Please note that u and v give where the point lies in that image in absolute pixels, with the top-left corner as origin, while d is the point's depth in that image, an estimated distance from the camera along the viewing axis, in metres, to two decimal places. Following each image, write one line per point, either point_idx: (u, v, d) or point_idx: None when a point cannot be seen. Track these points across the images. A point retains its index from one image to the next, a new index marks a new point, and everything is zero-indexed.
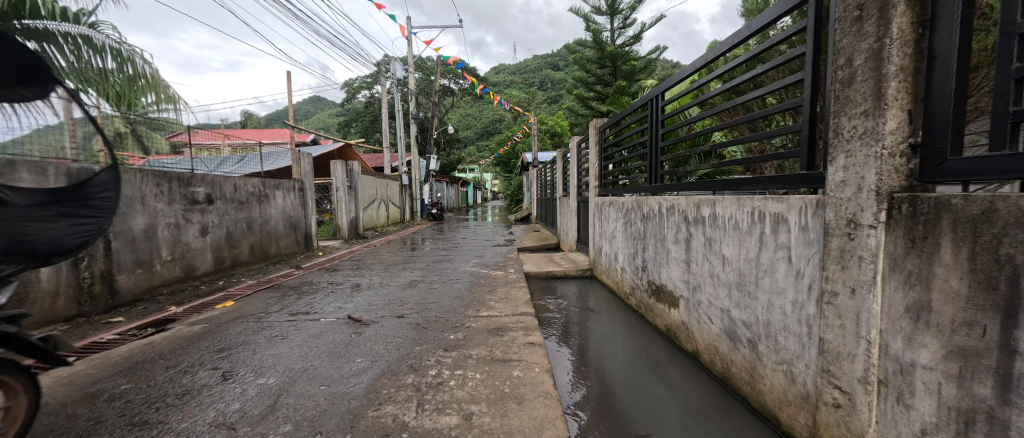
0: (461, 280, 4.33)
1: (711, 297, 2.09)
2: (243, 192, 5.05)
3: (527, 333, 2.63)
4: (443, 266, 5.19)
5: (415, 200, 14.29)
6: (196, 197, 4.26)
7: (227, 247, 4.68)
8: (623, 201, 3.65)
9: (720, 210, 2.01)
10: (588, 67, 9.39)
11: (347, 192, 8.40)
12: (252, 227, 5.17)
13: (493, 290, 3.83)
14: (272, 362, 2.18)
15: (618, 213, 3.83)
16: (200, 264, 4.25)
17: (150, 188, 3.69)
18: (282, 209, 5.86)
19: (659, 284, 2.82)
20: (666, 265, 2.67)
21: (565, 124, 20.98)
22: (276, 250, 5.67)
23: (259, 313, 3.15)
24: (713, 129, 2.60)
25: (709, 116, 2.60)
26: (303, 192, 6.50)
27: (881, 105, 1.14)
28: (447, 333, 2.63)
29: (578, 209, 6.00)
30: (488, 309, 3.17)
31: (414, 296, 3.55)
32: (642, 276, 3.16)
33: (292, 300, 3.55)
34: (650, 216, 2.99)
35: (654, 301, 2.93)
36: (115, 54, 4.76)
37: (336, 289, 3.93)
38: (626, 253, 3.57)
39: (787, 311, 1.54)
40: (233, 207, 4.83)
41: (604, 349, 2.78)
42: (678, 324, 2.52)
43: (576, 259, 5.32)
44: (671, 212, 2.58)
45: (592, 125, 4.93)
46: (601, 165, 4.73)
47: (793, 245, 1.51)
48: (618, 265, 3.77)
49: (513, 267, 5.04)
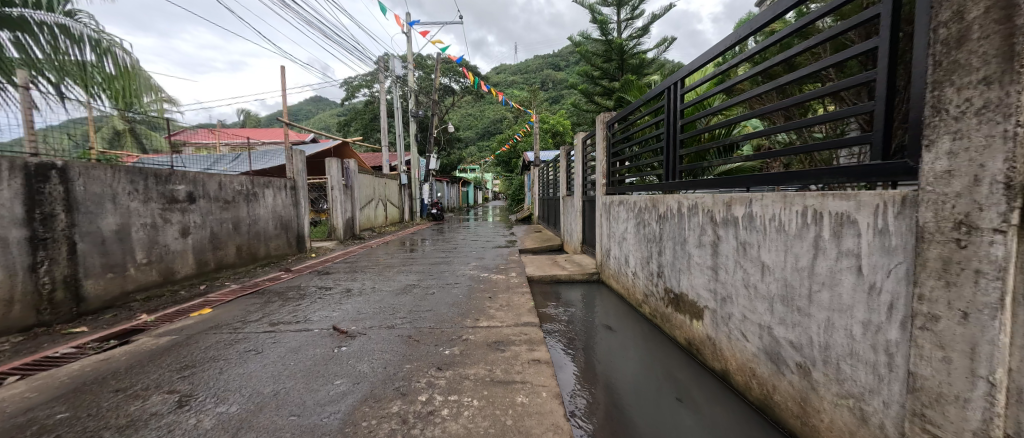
0: (460, 284, 4.05)
1: (747, 310, 1.80)
2: (229, 191, 4.78)
3: (532, 347, 2.34)
4: (440, 269, 4.91)
5: (414, 201, 13.95)
6: (176, 195, 3.97)
7: (210, 249, 4.40)
8: (635, 200, 3.35)
9: (759, 209, 1.72)
10: (593, 62, 9.09)
11: (343, 191, 8.12)
12: (239, 228, 4.89)
13: (492, 297, 3.55)
14: (238, 384, 1.90)
15: (628, 213, 3.54)
16: (180, 268, 3.97)
17: (123, 185, 3.41)
18: (272, 208, 5.58)
19: (678, 293, 2.53)
20: (687, 272, 2.38)
21: (567, 123, 20.68)
22: (265, 252, 5.40)
23: (237, 322, 2.87)
24: (741, 118, 2.31)
25: (735, 103, 2.30)
26: (296, 191, 6.23)
27: (1012, 68, 0.84)
28: (441, 347, 2.35)
29: (583, 209, 5.70)
30: (488, 319, 2.88)
31: (407, 303, 3.26)
32: (658, 282, 2.87)
33: (275, 307, 3.27)
34: (667, 217, 2.70)
35: (671, 311, 2.64)
36: (94, 44, 4.47)
37: (324, 295, 3.65)
38: (637, 257, 3.28)
39: (857, 334, 1.24)
40: (218, 206, 4.55)
41: (614, 362, 2.50)
42: (702, 339, 2.23)
43: (582, 262, 5.03)
44: (694, 212, 2.29)
45: (599, 120, 4.62)
46: (610, 162, 4.43)
47: (867, 253, 1.21)
48: (629, 270, 3.48)
49: (515, 271, 4.75)
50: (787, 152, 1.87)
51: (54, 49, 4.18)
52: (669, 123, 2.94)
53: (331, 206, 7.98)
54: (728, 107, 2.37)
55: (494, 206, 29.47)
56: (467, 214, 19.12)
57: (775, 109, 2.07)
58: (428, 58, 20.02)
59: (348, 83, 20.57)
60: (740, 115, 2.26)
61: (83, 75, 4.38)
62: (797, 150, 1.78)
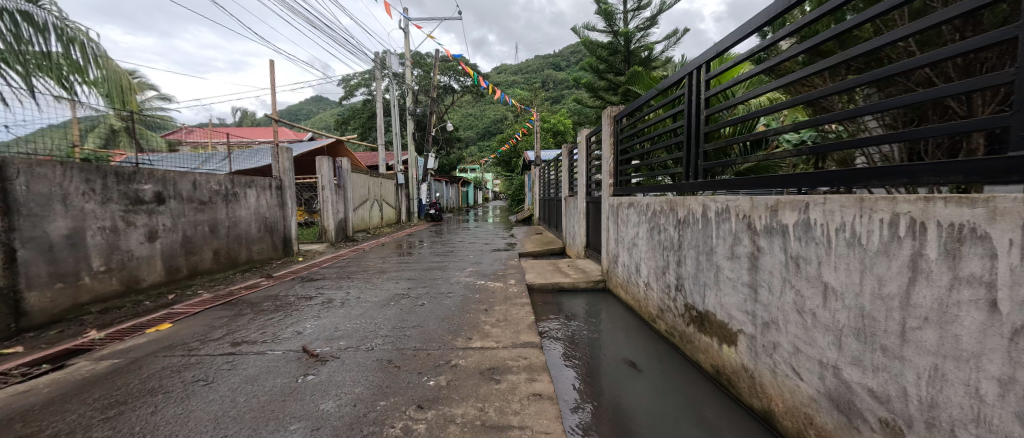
0: (453, 294, 3.69)
1: (801, 343, 1.44)
2: (206, 191, 4.43)
3: (532, 377, 1.98)
4: (433, 275, 4.55)
5: (412, 199, 13.78)
6: (142, 195, 3.63)
7: (182, 254, 4.05)
8: (647, 201, 2.99)
9: (820, 216, 1.36)
10: (598, 55, 8.69)
11: (334, 191, 7.76)
12: (217, 231, 4.54)
13: (488, 309, 3.19)
14: (169, 429, 1.54)
15: (639, 216, 3.18)
16: (146, 275, 3.62)
17: (76, 184, 3.07)
18: (254, 209, 5.23)
19: (702, 311, 2.17)
20: (715, 287, 2.02)
21: (569, 121, 20.28)
22: (247, 257, 5.04)
23: (194, 341, 2.50)
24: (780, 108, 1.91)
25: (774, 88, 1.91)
26: (282, 191, 5.87)
27: None
28: (425, 376, 1.99)
29: (587, 211, 5.33)
30: (482, 338, 2.52)
31: (392, 318, 2.89)
32: (676, 296, 2.51)
33: (244, 322, 2.91)
34: (687, 222, 2.34)
35: (694, 332, 2.27)
36: (58, 34, 4.08)
37: (302, 307, 3.29)
38: (650, 266, 2.92)
39: (989, 395, 0.89)
40: (191, 208, 4.20)
41: (623, 388, 2.13)
42: (734, 368, 1.88)
43: (586, 268, 4.67)
44: (725, 217, 1.93)
45: (606, 114, 4.25)
46: (618, 160, 4.05)
47: (1009, 284, 0.85)
48: (641, 281, 3.12)
49: (514, 278, 4.38)
50: (849, 145, 1.50)
51: (17, 38, 3.76)
52: (690, 115, 2.57)
53: (322, 207, 7.63)
54: (762, 93, 2.00)
55: (493, 207, 29.07)
56: (466, 215, 18.78)
57: (826, 94, 1.68)
58: (427, 56, 19.64)
59: (345, 81, 20.17)
60: (778, 103, 1.88)
61: (58, 72, 4.08)
62: (865, 141, 1.42)
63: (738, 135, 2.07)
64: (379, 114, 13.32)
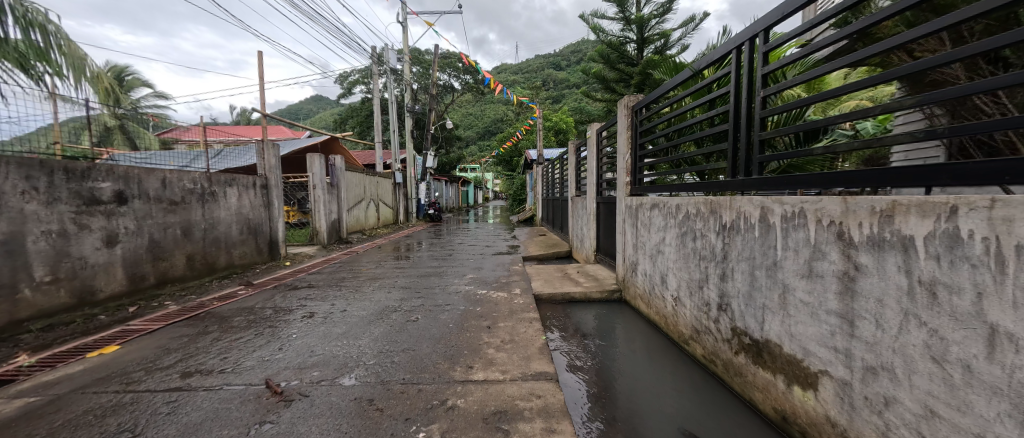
0: (451, 307, 3.26)
1: (944, 407, 1.01)
2: (178, 190, 4.01)
3: (549, 427, 1.55)
4: (430, 284, 4.11)
5: (410, 199, 13.38)
6: (99, 194, 3.21)
7: (149, 260, 3.63)
8: (678, 202, 2.56)
9: (983, 226, 0.93)
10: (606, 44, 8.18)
11: (326, 190, 7.33)
12: (191, 234, 4.12)
13: (492, 327, 2.76)
14: None
15: (666, 219, 2.74)
16: (103, 286, 3.19)
17: (13, 181, 2.65)
18: (235, 209, 4.80)
19: (760, 339, 1.74)
20: (782, 312, 1.60)
21: (572, 120, 19.84)
22: (226, 262, 4.61)
23: (137, 371, 2.07)
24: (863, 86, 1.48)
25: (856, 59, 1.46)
26: (268, 190, 5.44)
27: None
28: (413, 424, 1.57)
29: (598, 212, 4.90)
30: (484, 367, 2.09)
31: (379, 340, 2.46)
32: (718, 317, 2.07)
33: (205, 343, 2.48)
34: (737, 227, 1.91)
35: (746, 365, 1.85)
36: (16, 16, 3.61)
37: (277, 323, 2.86)
38: (682, 279, 2.49)
39: None
40: (160, 209, 3.77)
41: (660, 432, 1.70)
42: (813, 420, 1.45)
43: (598, 275, 4.23)
44: (801, 223, 1.49)
45: (623, 104, 3.78)
46: (637, 155, 3.60)
47: None
48: (669, 295, 2.69)
49: (519, 287, 3.95)
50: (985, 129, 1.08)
51: None
52: (734, 100, 2.10)
53: (314, 207, 7.20)
54: (840, 66, 1.53)
55: (493, 206, 28.61)
56: (466, 215, 18.33)
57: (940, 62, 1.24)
58: (426, 52, 19.15)
59: (342, 77, 19.66)
60: (866, 78, 1.42)
61: (22, 60, 3.68)
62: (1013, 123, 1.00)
63: (805, 121, 1.62)
64: (377, 110, 12.87)
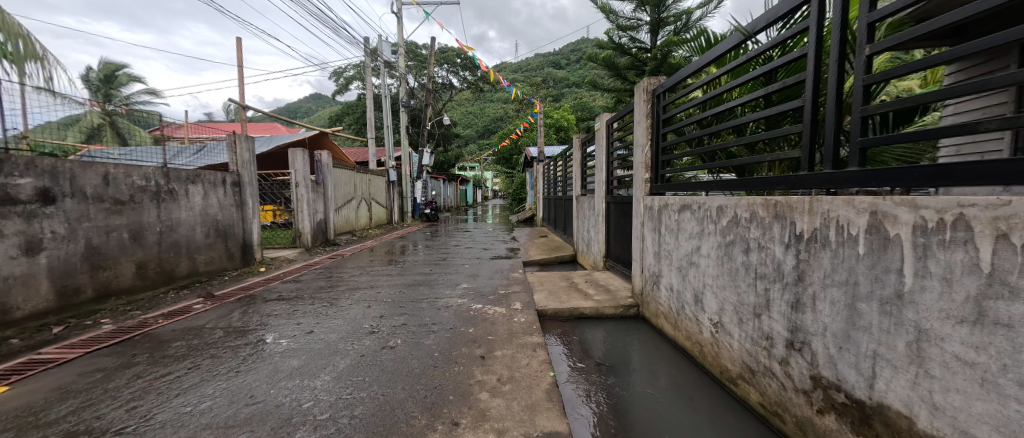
0: (439, 327, 2.73)
1: None
2: (126, 188, 3.47)
3: None
4: (417, 296, 3.58)
5: (405, 199, 12.72)
6: (13, 193, 2.67)
7: (86, 270, 3.09)
8: (721, 203, 2.02)
9: None
10: (616, 28, 7.57)
11: (310, 187, 6.77)
12: (143, 239, 3.58)
13: (486, 357, 2.22)
14: None
15: (703, 224, 2.21)
16: (20, 303, 2.66)
17: None
18: (199, 210, 4.26)
19: (868, 402, 1.22)
20: (916, 369, 1.07)
21: (574, 118, 19.31)
22: (188, 270, 4.08)
23: (4, 432, 1.54)
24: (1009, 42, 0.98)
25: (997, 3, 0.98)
26: (240, 188, 4.91)
27: None
28: None
29: (609, 213, 4.37)
30: (474, 426, 1.55)
31: (340, 380, 1.92)
32: (788, 359, 1.55)
33: (119, 383, 1.95)
34: (822, 239, 1.38)
35: (839, 433, 1.32)
36: None
37: (221, 352, 2.33)
38: (727, 302, 1.95)
39: None
40: (101, 209, 3.23)
41: None
42: None
43: (610, 286, 3.70)
44: (964, 239, 0.96)
45: (642, 88, 3.22)
46: (657, 148, 3.05)
47: None
48: (706, 319, 2.16)
49: (520, 300, 3.42)
50: None
51: None
52: (812, 64, 1.55)
53: (296, 207, 6.65)
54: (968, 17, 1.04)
55: (493, 206, 28.03)
56: (466, 215, 17.76)
57: None
58: (422, 47, 18.59)
59: (337, 73, 19.13)
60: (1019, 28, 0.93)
61: None
62: None
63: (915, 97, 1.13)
64: (370, 105, 12.28)
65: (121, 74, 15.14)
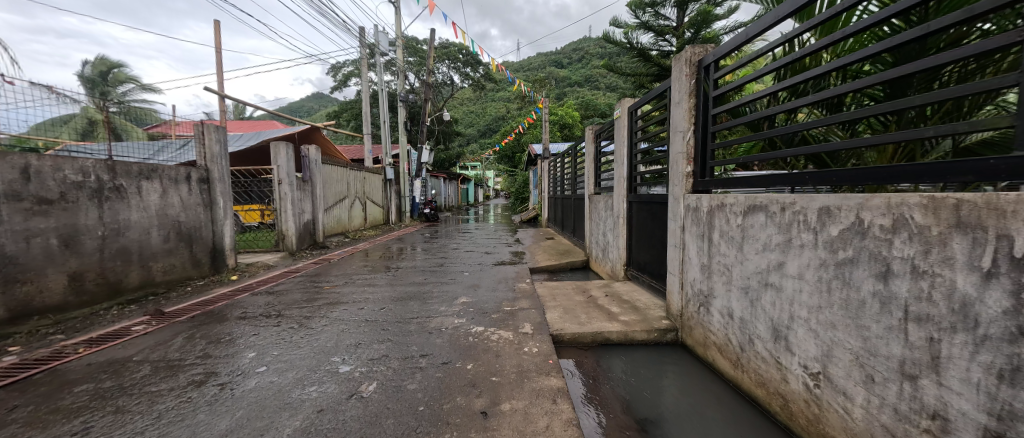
0: (429, 362, 2.12)
1: None
2: (56, 184, 2.89)
3: None
4: (404, 315, 2.97)
5: (403, 198, 12.12)
6: None
7: None
8: (829, 203, 1.40)
9: None
10: (635, 6, 6.99)
11: (293, 185, 6.17)
12: (78, 245, 2.99)
13: (489, 414, 1.62)
14: None
15: (792, 232, 1.58)
16: None
17: None
18: (157, 210, 3.68)
19: None
20: None
21: (576, 114, 18.58)
22: (141, 279, 3.50)
23: None
24: None
25: None
26: (209, 184, 4.32)
27: None
28: None
29: (631, 214, 3.75)
30: None
31: None
32: None
33: None
34: None
35: None
36: None
37: (131, 402, 1.73)
38: (842, 349, 1.34)
39: None
40: (18, 210, 2.66)
41: None
42: None
43: (637, 303, 3.09)
44: None
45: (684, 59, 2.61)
46: (705, 133, 2.42)
47: None
48: (798, 367, 1.54)
49: (530, 321, 2.81)
50: None
51: None
52: None
53: (280, 207, 6.06)
54: None
55: (494, 206, 27.47)
56: (467, 215, 17.20)
57: None
58: (423, 42, 17.95)
59: (337, 69, 18.59)
60: None
61: None
62: None
63: None
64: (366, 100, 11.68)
65: (115, 71, 14.74)
